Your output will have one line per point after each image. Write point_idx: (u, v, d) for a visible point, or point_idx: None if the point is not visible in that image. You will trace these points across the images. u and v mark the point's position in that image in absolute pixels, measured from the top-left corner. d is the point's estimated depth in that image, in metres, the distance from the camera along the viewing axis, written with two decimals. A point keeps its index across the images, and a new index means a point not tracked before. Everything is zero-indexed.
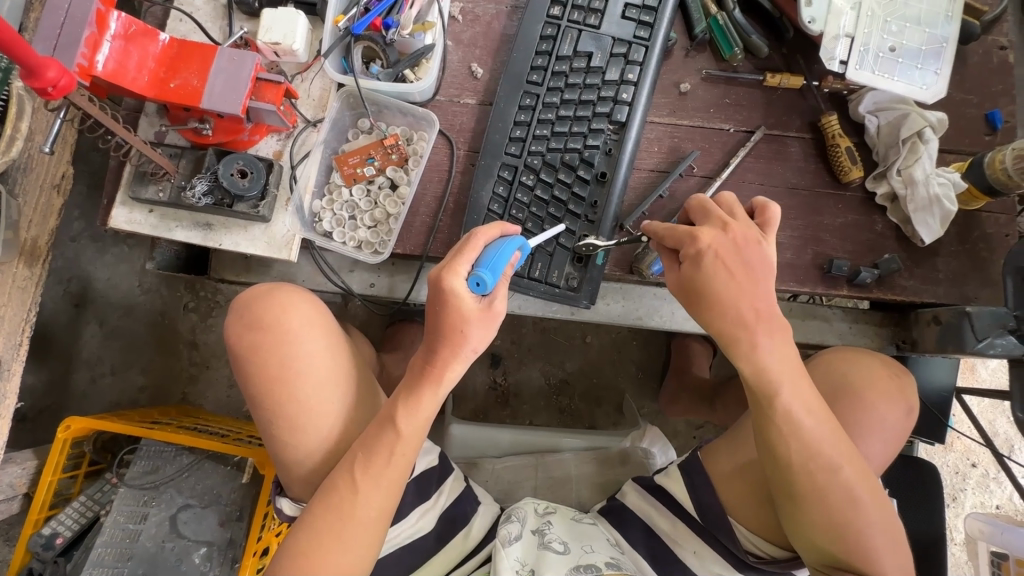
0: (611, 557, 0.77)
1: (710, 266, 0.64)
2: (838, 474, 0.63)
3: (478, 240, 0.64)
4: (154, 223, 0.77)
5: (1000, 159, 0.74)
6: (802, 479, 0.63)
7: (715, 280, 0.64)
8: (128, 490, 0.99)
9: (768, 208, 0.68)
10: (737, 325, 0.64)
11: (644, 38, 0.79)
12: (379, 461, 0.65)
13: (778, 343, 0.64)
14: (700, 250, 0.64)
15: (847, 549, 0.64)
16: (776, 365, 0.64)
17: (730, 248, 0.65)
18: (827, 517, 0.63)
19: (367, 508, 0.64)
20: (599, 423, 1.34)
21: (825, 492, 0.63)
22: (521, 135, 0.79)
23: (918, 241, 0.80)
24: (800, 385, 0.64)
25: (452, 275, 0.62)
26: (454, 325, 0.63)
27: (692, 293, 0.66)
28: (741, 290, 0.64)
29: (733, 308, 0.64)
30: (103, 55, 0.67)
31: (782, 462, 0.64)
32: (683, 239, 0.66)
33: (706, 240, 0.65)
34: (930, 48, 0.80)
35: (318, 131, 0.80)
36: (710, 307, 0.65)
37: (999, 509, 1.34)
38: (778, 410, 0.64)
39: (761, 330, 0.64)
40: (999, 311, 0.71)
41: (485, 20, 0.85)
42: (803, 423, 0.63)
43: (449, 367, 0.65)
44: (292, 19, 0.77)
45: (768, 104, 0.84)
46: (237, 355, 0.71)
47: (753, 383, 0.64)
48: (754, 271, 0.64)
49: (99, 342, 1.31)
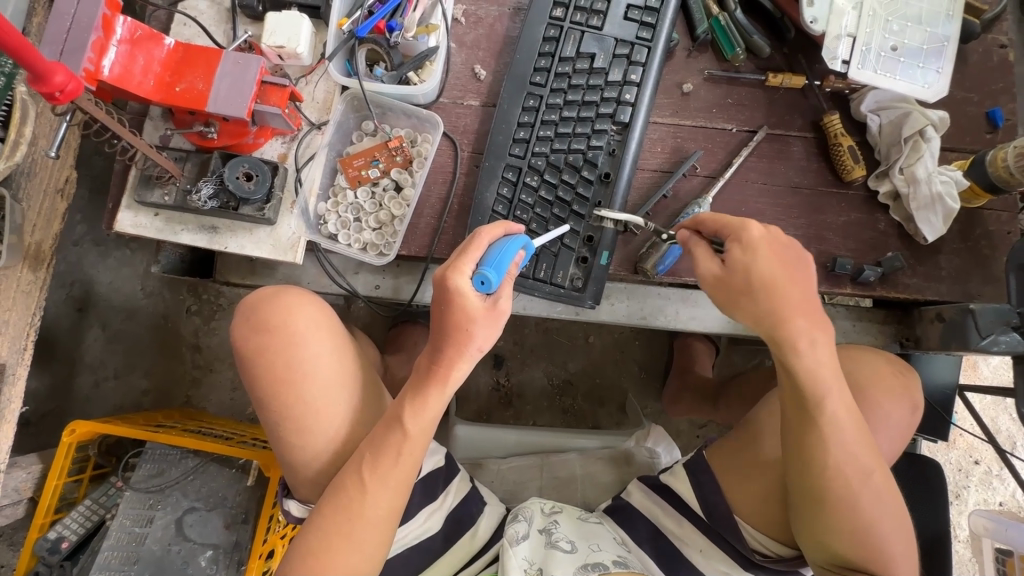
0: (618, 555, 0.77)
1: (765, 258, 0.62)
2: (869, 478, 0.64)
3: (481, 239, 0.64)
4: (159, 227, 0.78)
5: (1003, 156, 0.74)
6: (835, 483, 0.64)
7: (774, 275, 0.62)
8: (134, 493, 0.99)
9: None
10: (796, 320, 0.62)
11: (647, 38, 0.80)
12: (387, 461, 0.65)
13: (828, 342, 0.63)
14: (751, 236, 0.63)
15: (865, 554, 0.64)
16: (826, 364, 0.63)
17: (779, 243, 0.64)
18: (851, 522, 0.64)
19: (375, 508, 0.64)
20: (602, 423, 1.35)
21: (854, 496, 0.64)
22: (525, 136, 0.79)
23: (921, 239, 0.80)
24: (843, 387, 0.64)
25: (457, 274, 0.62)
26: (459, 323, 0.63)
27: (741, 286, 0.63)
28: (796, 287, 0.62)
29: (792, 304, 0.62)
30: (109, 60, 0.67)
31: (821, 463, 0.64)
32: (735, 228, 0.64)
33: (756, 231, 0.63)
34: (932, 46, 0.80)
35: (323, 133, 0.80)
36: (770, 302, 0.62)
37: (1002, 506, 1.34)
38: (824, 412, 0.63)
39: (816, 329, 0.63)
40: (1002, 308, 0.71)
41: (488, 22, 0.85)
42: (845, 426, 0.64)
43: (454, 366, 0.65)
44: (296, 23, 0.77)
45: (770, 104, 0.84)
46: (244, 357, 0.71)
47: (804, 382, 0.63)
48: (804, 271, 0.64)
49: (101, 346, 1.32)
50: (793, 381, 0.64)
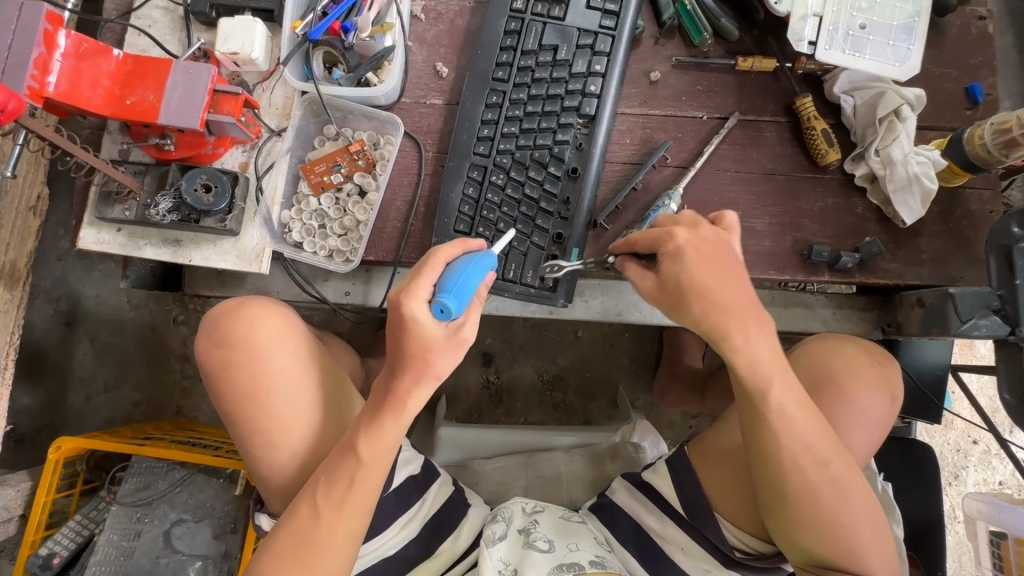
0: (596, 555, 0.75)
1: (693, 265, 0.61)
2: (828, 467, 0.63)
3: (439, 257, 0.61)
4: (123, 242, 0.77)
5: (980, 134, 0.72)
6: (793, 476, 0.63)
7: (706, 279, 0.60)
8: (121, 507, 0.99)
9: (724, 216, 0.67)
10: (733, 321, 0.61)
11: (610, 27, 0.77)
12: (339, 490, 0.64)
13: (765, 336, 0.62)
14: (678, 246, 0.61)
15: (834, 548, 0.63)
16: (766, 358, 0.62)
17: (707, 243, 0.62)
18: (814, 513, 0.63)
19: (328, 536, 0.64)
20: (594, 418, 1.34)
21: (813, 489, 0.63)
22: (489, 134, 0.78)
23: (899, 222, 0.78)
24: (788, 378, 0.63)
25: (413, 300, 0.60)
26: (419, 349, 0.61)
27: (676, 294, 0.62)
28: (731, 289, 0.61)
29: (725, 306, 0.61)
30: (55, 75, 0.66)
31: (773, 457, 0.63)
32: (659, 238, 0.63)
33: (683, 237, 0.62)
34: (902, 22, 0.78)
35: (283, 140, 0.79)
36: (703, 308, 0.61)
37: (1002, 485, 1.33)
38: (769, 406, 0.62)
39: (751, 323, 0.61)
40: (982, 292, 0.69)
41: (448, 18, 0.83)
42: (795, 418, 0.62)
43: (411, 394, 0.64)
44: (250, 28, 0.76)
45: (741, 89, 0.82)
46: (208, 373, 0.71)
47: (746, 379, 0.63)
48: (733, 265, 0.62)
49: (91, 359, 1.31)
50: (736, 378, 0.63)
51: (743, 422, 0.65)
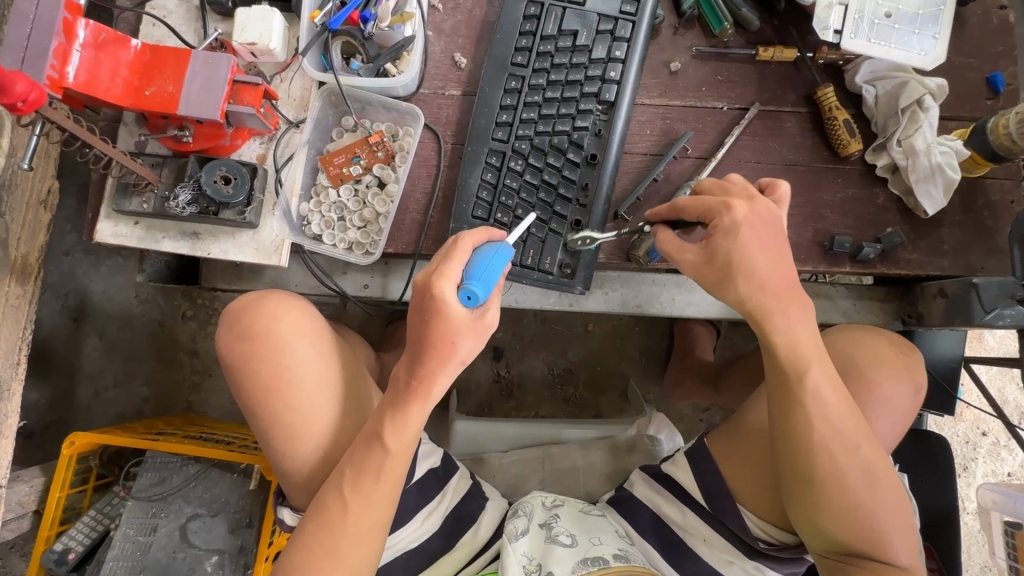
0: (619, 548, 0.75)
1: (746, 242, 0.62)
2: (857, 453, 0.63)
3: (466, 242, 0.62)
4: (140, 235, 0.76)
5: (1005, 123, 0.72)
6: (821, 462, 0.63)
7: (755, 257, 0.62)
8: (136, 502, 0.98)
9: (778, 185, 0.67)
10: (774, 301, 0.63)
11: (631, 12, 0.77)
12: (368, 480, 0.64)
13: (808, 319, 0.64)
14: (734, 223, 0.62)
15: (860, 536, 0.63)
16: (805, 341, 0.64)
17: (763, 220, 0.62)
18: (839, 500, 0.63)
19: (356, 525, 0.64)
20: (605, 411, 1.33)
21: (842, 474, 0.63)
22: (507, 120, 0.77)
23: (921, 213, 0.78)
24: (825, 364, 0.64)
25: (444, 281, 0.60)
26: (444, 334, 0.61)
27: (723, 269, 0.63)
28: (777, 268, 0.63)
29: (769, 284, 0.63)
30: (74, 66, 0.65)
31: (804, 443, 0.63)
32: (714, 210, 0.63)
33: (741, 212, 0.62)
34: (927, 11, 0.78)
35: (301, 131, 0.78)
36: (748, 285, 0.63)
37: (1010, 476, 1.34)
38: (806, 389, 0.63)
39: (796, 306, 0.64)
40: (1005, 282, 0.70)
41: (466, 7, 0.82)
42: (829, 401, 0.63)
43: (436, 378, 0.63)
44: (268, 18, 0.75)
45: (761, 79, 0.81)
46: (229, 366, 0.71)
47: (785, 359, 0.64)
48: (781, 243, 0.64)
49: (100, 355, 1.30)
50: (772, 359, 0.65)
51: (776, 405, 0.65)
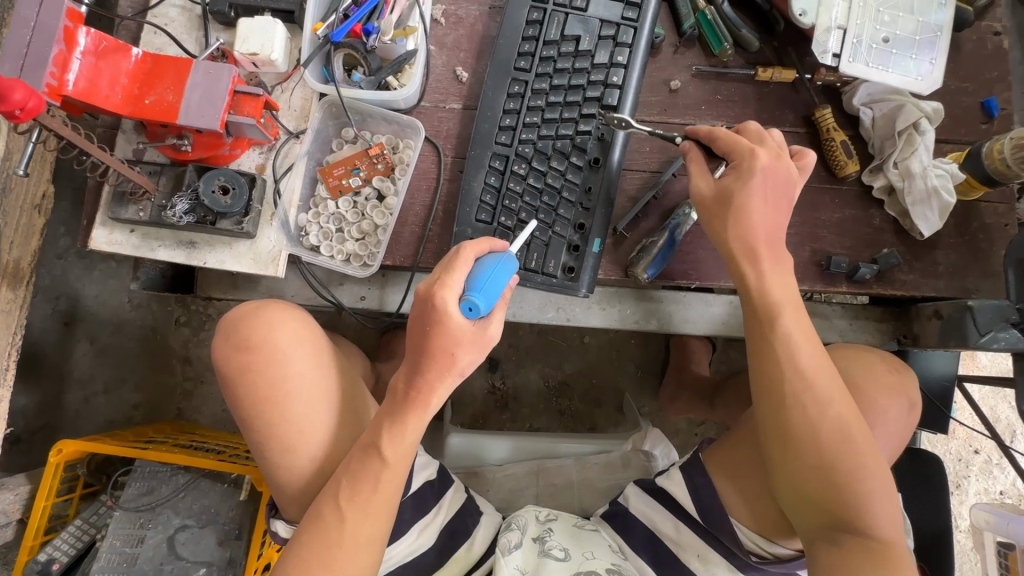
0: (612, 563, 0.75)
1: (755, 189, 0.65)
2: (830, 408, 0.63)
3: (467, 253, 0.61)
4: (136, 244, 0.75)
5: (999, 148, 0.73)
6: (796, 416, 0.63)
7: (757, 203, 0.65)
8: (123, 513, 0.97)
9: (805, 155, 0.71)
10: (751, 244, 0.66)
11: (632, 19, 0.77)
12: (365, 492, 0.64)
13: (779, 269, 0.66)
14: (753, 166, 0.65)
15: (840, 500, 0.62)
16: (776, 289, 0.66)
17: (778, 176, 0.66)
18: (817, 458, 0.63)
19: (354, 536, 0.63)
20: (599, 424, 1.33)
21: (817, 431, 0.63)
22: (511, 123, 0.77)
23: (916, 234, 0.78)
24: (800, 313, 0.66)
25: (444, 293, 0.60)
26: (443, 346, 0.61)
27: (722, 207, 0.67)
28: (772, 217, 0.66)
29: (757, 235, 0.66)
30: (74, 74, 0.65)
31: (776, 392, 0.64)
32: (740, 152, 0.67)
33: (762, 160, 0.66)
34: (923, 37, 0.79)
35: (301, 142, 0.78)
36: (738, 228, 0.66)
37: (1003, 495, 1.34)
38: (778, 334, 0.65)
39: (770, 255, 0.66)
40: (1001, 306, 0.70)
41: (469, 22, 0.83)
42: (799, 348, 0.64)
43: (434, 390, 0.63)
44: (270, 29, 0.75)
45: (760, 99, 0.82)
46: (226, 378, 0.70)
47: (757, 303, 0.66)
48: (784, 206, 0.67)
49: (91, 359, 1.26)
50: (746, 304, 0.67)
51: (755, 362, 0.66)
